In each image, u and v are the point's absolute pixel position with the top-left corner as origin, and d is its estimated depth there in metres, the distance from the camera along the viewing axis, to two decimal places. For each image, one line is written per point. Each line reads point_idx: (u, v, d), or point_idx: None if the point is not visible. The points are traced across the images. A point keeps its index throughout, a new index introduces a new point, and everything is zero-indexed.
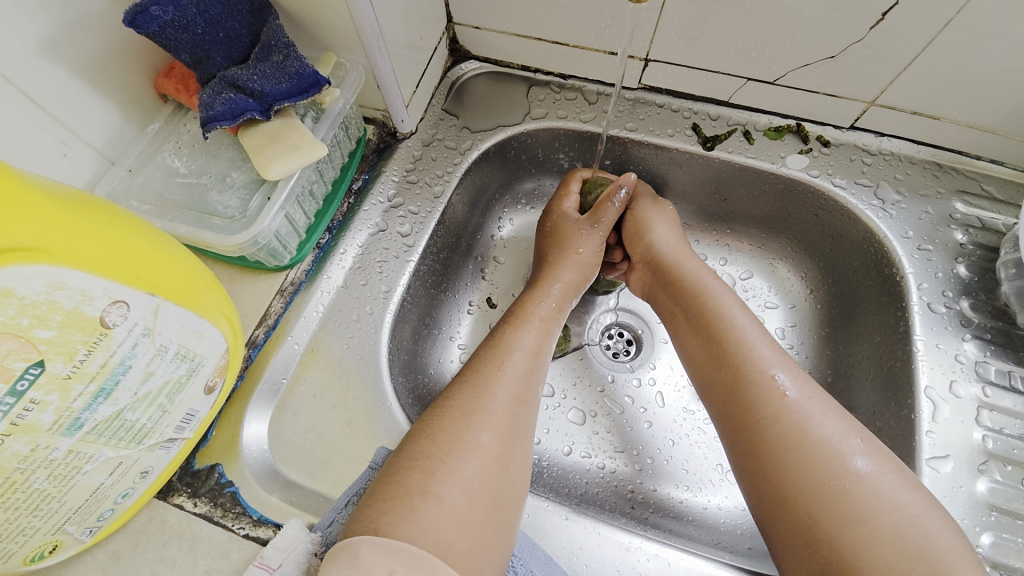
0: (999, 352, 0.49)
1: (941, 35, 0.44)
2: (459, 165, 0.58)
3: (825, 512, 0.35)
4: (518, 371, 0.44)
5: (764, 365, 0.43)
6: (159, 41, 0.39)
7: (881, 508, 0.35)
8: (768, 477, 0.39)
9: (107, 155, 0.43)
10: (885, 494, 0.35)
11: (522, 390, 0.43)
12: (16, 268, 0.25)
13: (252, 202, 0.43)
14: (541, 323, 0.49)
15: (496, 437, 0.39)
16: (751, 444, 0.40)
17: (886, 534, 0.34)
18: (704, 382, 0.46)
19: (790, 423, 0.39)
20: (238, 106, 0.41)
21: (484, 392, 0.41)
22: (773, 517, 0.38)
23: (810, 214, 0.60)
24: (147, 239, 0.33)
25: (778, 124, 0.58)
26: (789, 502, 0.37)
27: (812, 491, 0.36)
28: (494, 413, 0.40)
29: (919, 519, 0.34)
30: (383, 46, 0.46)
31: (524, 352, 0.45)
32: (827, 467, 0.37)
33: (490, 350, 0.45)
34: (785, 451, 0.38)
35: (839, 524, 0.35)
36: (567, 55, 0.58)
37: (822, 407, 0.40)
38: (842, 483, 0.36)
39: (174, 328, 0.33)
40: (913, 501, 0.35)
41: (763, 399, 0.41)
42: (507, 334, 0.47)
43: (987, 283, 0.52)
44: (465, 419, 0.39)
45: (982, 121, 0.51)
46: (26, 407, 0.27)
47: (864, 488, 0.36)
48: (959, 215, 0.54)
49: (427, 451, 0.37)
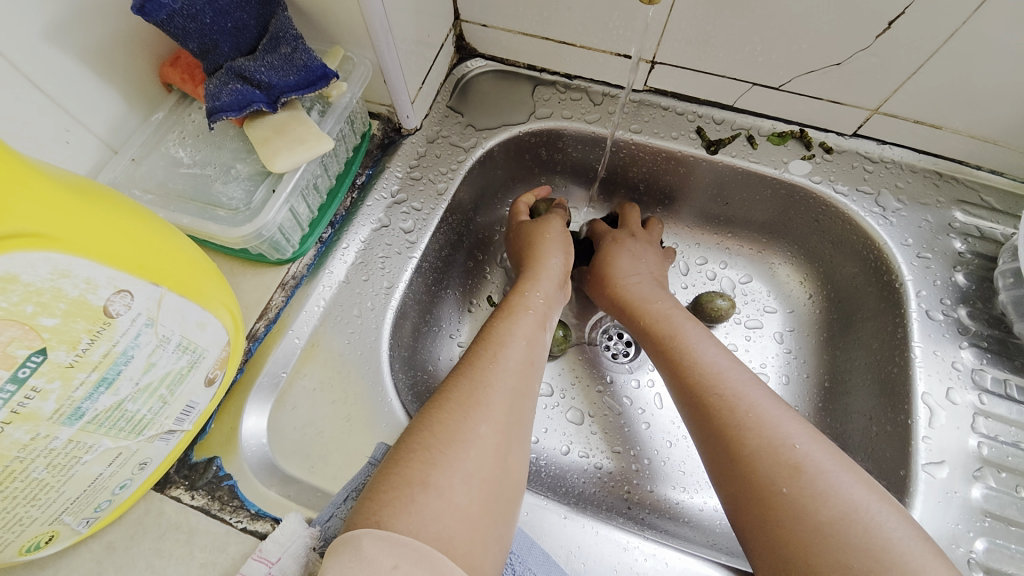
0: (995, 360, 0.50)
1: (947, 45, 0.45)
2: (463, 163, 0.58)
3: (776, 510, 0.37)
4: (516, 366, 0.44)
5: (718, 374, 0.44)
6: (166, 29, 0.39)
7: (823, 505, 0.35)
8: (733, 478, 0.40)
9: (110, 144, 0.43)
10: (826, 492, 0.36)
11: (519, 383, 0.43)
12: (21, 254, 0.25)
13: (257, 194, 0.42)
14: (537, 318, 0.49)
15: (494, 429, 0.39)
16: (715, 447, 0.41)
17: (829, 530, 0.34)
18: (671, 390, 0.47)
19: (738, 428, 0.40)
20: (245, 97, 0.40)
21: (482, 384, 0.41)
22: (739, 516, 0.39)
23: (810, 219, 0.60)
24: (151, 228, 0.33)
25: (782, 130, 0.58)
26: (752, 503, 0.38)
27: (759, 491, 0.38)
28: (492, 406, 0.40)
29: (863, 513, 0.35)
30: (391, 41, 0.46)
31: (521, 347, 0.45)
32: (771, 468, 0.38)
33: (487, 344, 0.45)
34: (739, 456, 0.40)
35: (786, 522, 0.36)
36: (574, 55, 0.58)
37: (781, 410, 0.41)
38: (783, 486, 0.37)
39: (176, 319, 0.33)
40: (860, 496, 0.36)
41: (717, 407, 0.42)
42: (502, 328, 0.47)
43: (984, 292, 0.52)
44: (462, 411, 0.39)
45: (984, 131, 0.52)
46: (27, 395, 0.27)
47: (805, 487, 0.36)
48: (958, 224, 0.55)
49: (425, 443, 0.37)
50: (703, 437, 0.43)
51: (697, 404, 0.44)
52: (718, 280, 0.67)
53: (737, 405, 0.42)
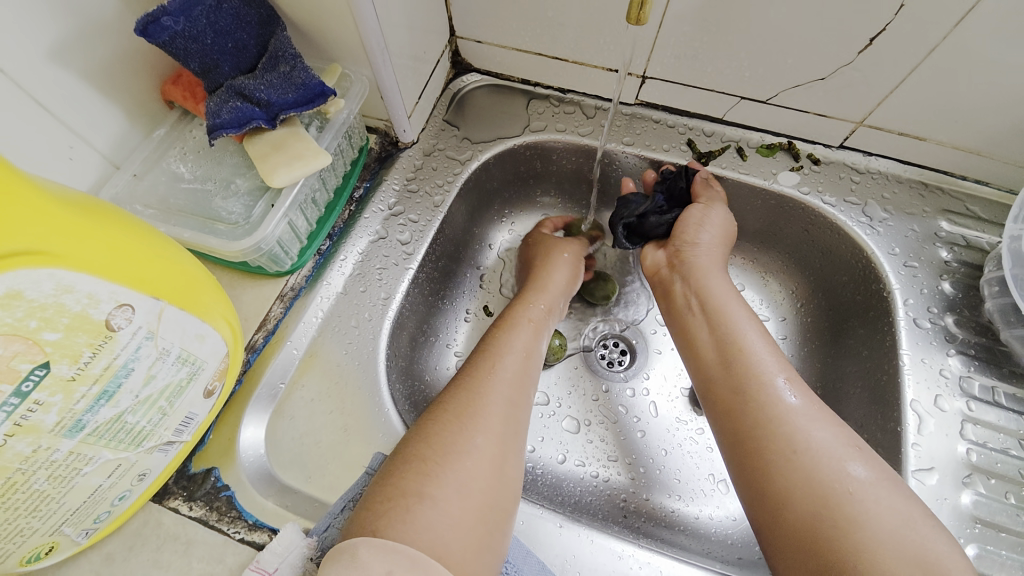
0: (982, 367, 0.51)
1: (926, 60, 0.46)
2: (459, 175, 0.59)
3: (830, 510, 0.36)
4: (510, 376, 0.44)
5: (771, 374, 0.44)
6: (168, 51, 0.40)
7: (883, 511, 0.36)
8: (771, 473, 0.40)
9: (112, 160, 0.44)
10: (882, 500, 0.36)
11: (515, 394, 0.43)
12: (26, 271, 0.26)
13: (256, 208, 0.43)
14: (534, 329, 0.50)
15: (490, 440, 0.40)
16: (757, 446, 0.41)
17: (892, 533, 0.35)
18: (713, 385, 0.46)
19: (794, 429, 0.41)
20: (245, 115, 0.42)
21: (478, 396, 0.42)
22: (782, 524, 0.38)
23: (800, 229, 0.62)
24: (152, 243, 0.33)
25: (770, 142, 0.60)
26: (794, 502, 0.38)
27: (817, 495, 0.37)
28: (488, 417, 0.41)
29: (916, 525, 0.35)
30: (388, 58, 0.47)
31: (518, 358, 0.46)
32: (830, 470, 0.38)
33: (484, 356, 0.46)
34: (795, 454, 0.39)
35: (840, 523, 0.36)
36: (567, 70, 0.59)
37: (820, 413, 0.42)
38: (846, 487, 0.37)
39: (176, 332, 0.34)
40: (911, 509, 0.36)
41: (771, 406, 0.42)
42: (499, 340, 0.47)
43: (971, 300, 0.53)
44: (458, 422, 0.40)
45: (966, 142, 0.53)
46: (30, 408, 0.28)
47: (862, 492, 0.37)
48: (944, 233, 0.56)
49: (421, 453, 0.38)
50: (741, 434, 0.43)
51: (747, 402, 0.43)
52: None
53: (793, 405, 0.42)
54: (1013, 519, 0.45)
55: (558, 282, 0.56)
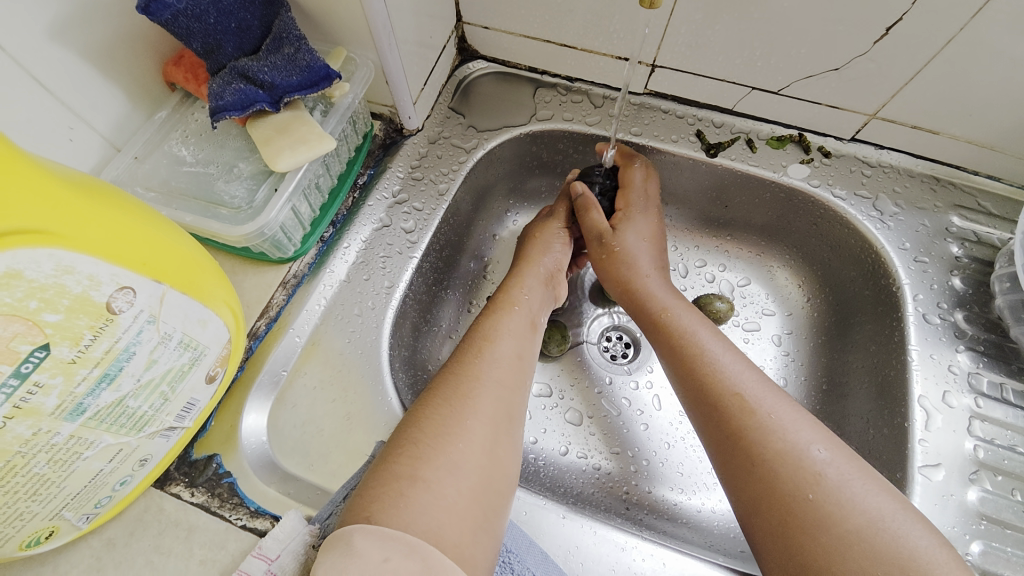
0: (991, 364, 0.50)
1: (945, 51, 0.45)
2: (464, 164, 0.58)
3: (798, 517, 0.36)
4: (501, 359, 0.44)
5: (734, 380, 0.43)
6: (171, 30, 0.39)
7: (850, 513, 0.35)
8: (745, 476, 0.39)
9: (113, 142, 0.43)
10: (851, 500, 0.36)
11: (507, 378, 0.43)
12: (25, 251, 0.25)
13: (259, 193, 0.43)
14: (524, 314, 0.49)
15: (481, 424, 0.39)
16: (731, 453, 0.41)
17: (855, 539, 0.34)
18: (682, 386, 0.46)
19: (760, 433, 0.40)
20: (247, 97, 0.41)
21: (470, 380, 0.41)
22: (754, 524, 0.38)
23: (809, 223, 0.61)
24: (153, 225, 0.33)
25: (781, 134, 0.59)
26: (767, 506, 0.37)
27: (780, 499, 0.37)
28: (480, 401, 0.40)
29: (887, 523, 0.35)
30: (394, 42, 0.46)
31: (509, 345, 0.45)
32: (797, 474, 0.37)
33: (474, 342, 0.45)
34: (759, 461, 0.39)
35: (808, 528, 0.35)
36: (575, 58, 0.58)
37: (792, 415, 0.41)
38: (808, 493, 0.36)
39: (178, 317, 0.33)
40: (885, 505, 0.36)
41: (735, 411, 0.41)
42: (491, 326, 0.47)
43: (981, 296, 0.53)
44: (449, 405, 0.39)
45: (981, 137, 0.52)
46: (30, 390, 0.27)
47: (830, 494, 0.36)
48: (955, 229, 0.55)
49: (414, 438, 0.37)
50: (715, 438, 0.42)
51: (710, 410, 0.43)
52: (717, 283, 0.68)
53: (758, 409, 0.41)
54: (1018, 516, 0.45)
55: (546, 265, 0.55)
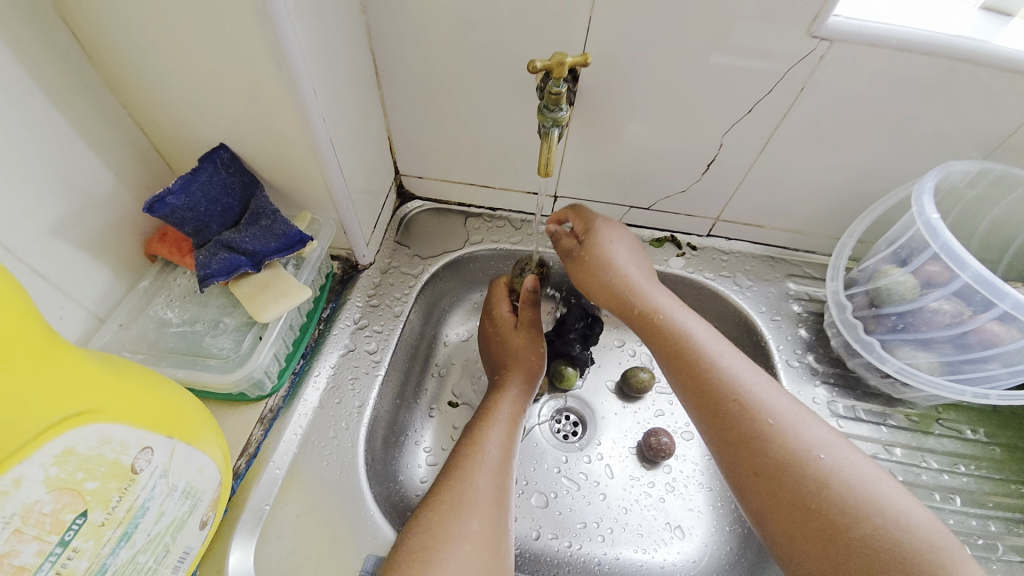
0: (842, 390, 0.66)
1: (747, 175, 0.65)
2: (414, 287, 0.68)
3: (822, 506, 0.44)
4: (493, 464, 0.50)
5: (746, 392, 0.51)
6: (167, 219, 0.48)
7: (860, 492, 0.44)
8: (775, 489, 0.47)
9: (97, 314, 0.48)
10: (862, 479, 0.45)
11: (501, 479, 0.50)
12: (77, 428, 0.30)
13: (245, 341, 0.49)
14: (509, 421, 0.56)
15: (485, 525, 0.45)
16: (749, 465, 0.49)
17: (872, 513, 0.43)
18: (700, 416, 0.53)
19: (775, 441, 0.48)
20: (232, 263, 0.49)
21: (468, 485, 0.48)
22: (781, 525, 0.46)
23: (695, 298, 0.77)
24: (162, 387, 0.38)
25: (658, 237, 0.77)
26: (793, 509, 0.46)
27: (806, 495, 0.45)
28: (479, 503, 0.47)
29: (886, 495, 0.44)
30: (349, 201, 0.57)
31: (496, 448, 0.52)
32: (810, 471, 0.46)
33: (467, 448, 0.52)
34: (779, 464, 0.47)
35: (831, 517, 0.44)
36: (494, 194, 0.74)
37: (795, 410, 0.50)
38: (821, 480, 0.45)
39: (183, 467, 0.37)
40: (880, 479, 0.45)
41: (754, 424, 0.49)
42: (481, 432, 0.54)
43: (822, 339, 0.70)
44: (454, 511, 0.45)
45: (794, 225, 0.72)
46: (68, 556, 0.30)
47: (840, 481, 0.45)
48: (793, 292, 0.74)
49: (425, 544, 0.43)
50: (737, 455, 0.50)
51: (730, 421, 0.51)
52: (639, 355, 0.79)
53: (767, 417, 0.50)
54: None
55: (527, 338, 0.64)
